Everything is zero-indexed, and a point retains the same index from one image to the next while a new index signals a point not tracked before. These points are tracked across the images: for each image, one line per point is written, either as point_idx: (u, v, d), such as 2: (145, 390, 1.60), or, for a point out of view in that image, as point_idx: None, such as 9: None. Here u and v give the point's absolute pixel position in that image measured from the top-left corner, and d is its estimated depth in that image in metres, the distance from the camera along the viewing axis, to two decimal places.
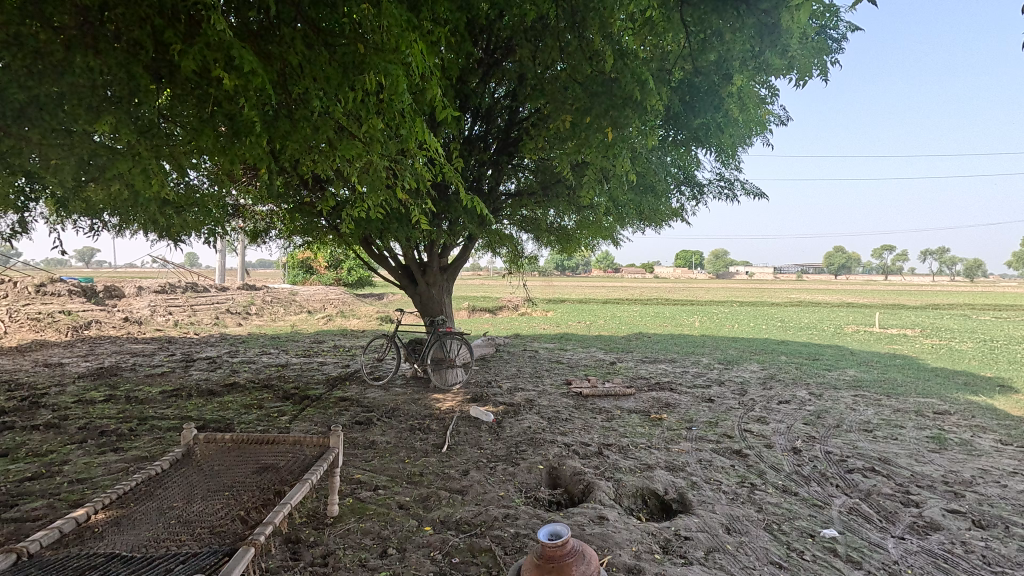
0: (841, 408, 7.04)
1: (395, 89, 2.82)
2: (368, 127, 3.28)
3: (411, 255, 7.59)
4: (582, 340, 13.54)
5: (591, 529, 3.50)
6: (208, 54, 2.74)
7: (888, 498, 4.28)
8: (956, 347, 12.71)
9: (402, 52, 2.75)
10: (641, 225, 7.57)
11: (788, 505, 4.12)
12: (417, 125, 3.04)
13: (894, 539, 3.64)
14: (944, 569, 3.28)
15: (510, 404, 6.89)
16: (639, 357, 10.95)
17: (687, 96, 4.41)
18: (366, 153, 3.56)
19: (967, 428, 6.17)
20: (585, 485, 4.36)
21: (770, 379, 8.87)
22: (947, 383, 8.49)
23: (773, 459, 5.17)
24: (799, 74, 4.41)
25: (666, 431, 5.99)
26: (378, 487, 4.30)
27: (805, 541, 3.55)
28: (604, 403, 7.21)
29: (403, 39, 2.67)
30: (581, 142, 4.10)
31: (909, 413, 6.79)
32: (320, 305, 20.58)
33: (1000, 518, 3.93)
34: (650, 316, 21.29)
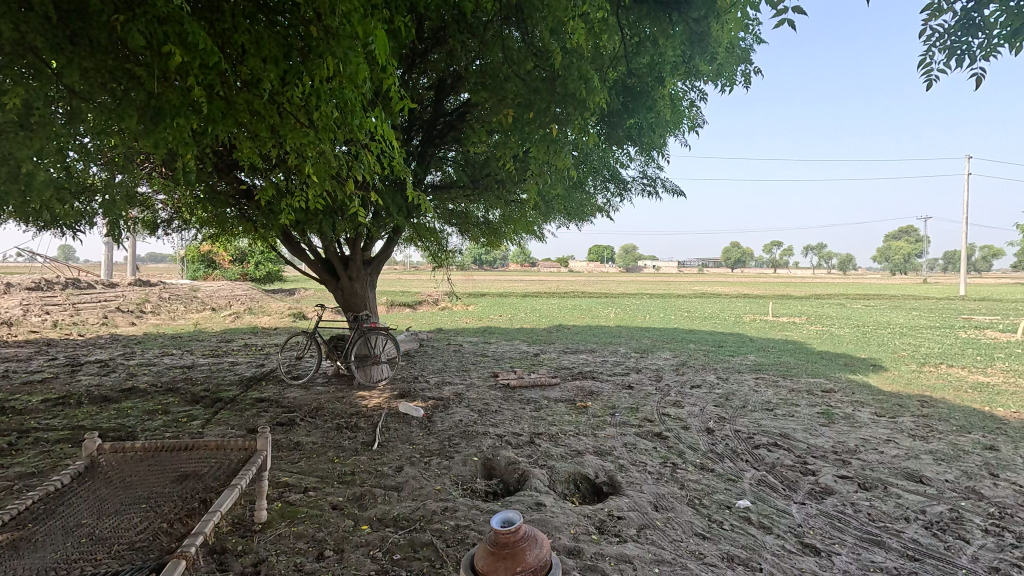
0: (744, 391, 7.67)
1: (355, 77, 2.75)
2: (317, 116, 3.16)
3: (332, 249, 7.28)
4: (504, 333, 13.70)
5: (529, 516, 3.60)
6: (148, 27, 2.52)
7: (790, 468, 4.75)
8: (836, 332, 14.29)
9: (362, 39, 2.67)
10: (565, 220, 7.77)
11: (706, 481, 4.46)
12: (373, 113, 2.97)
13: (797, 505, 4.04)
14: (840, 528, 3.70)
15: (439, 399, 6.85)
16: (561, 348, 11.26)
17: (622, 98, 4.55)
18: (312, 142, 3.41)
19: (849, 403, 6.97)
20: (520, 475, 4.46)
21: (683, 366, 9.46)
22: (830, 365, 9.51)
23: (690, 439, 5.55)
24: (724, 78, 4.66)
25: (592, 419, 6.22)
26: (308, 489, 4.14)
27: (723, 512, 3.87)
28: (532, 394, 7.35)
29: (364, 26, 2.61)
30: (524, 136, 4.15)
31: (802, 392, 7.56)
32: (225, 302, 19.22)
33: (879, 480, 4.50)
34: (568, 308, 21.88)
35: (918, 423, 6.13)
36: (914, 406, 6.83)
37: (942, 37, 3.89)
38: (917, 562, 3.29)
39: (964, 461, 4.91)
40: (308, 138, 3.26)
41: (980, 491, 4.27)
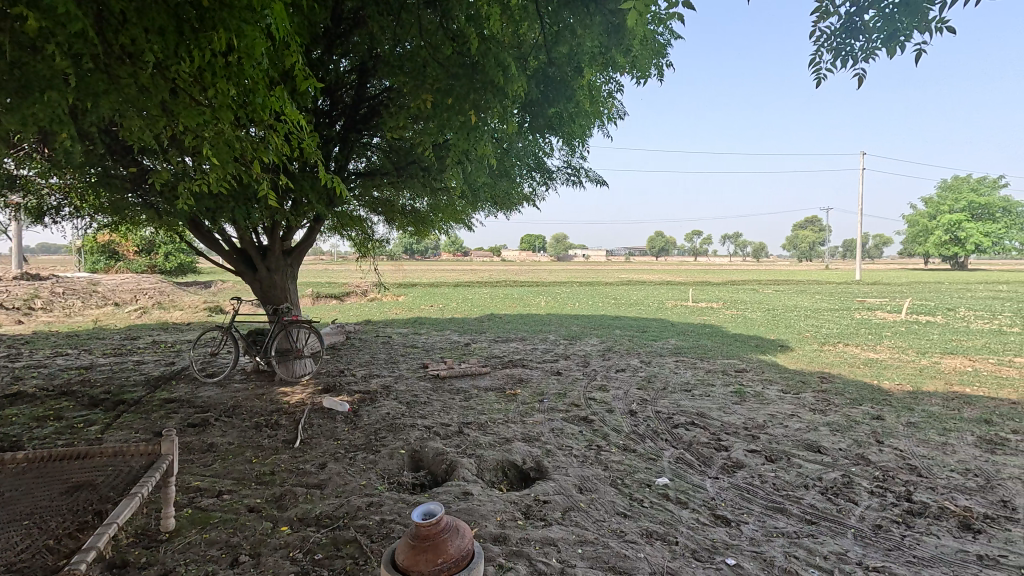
0: (665, 373, 8.04)
1: (252, 53, 2.58)
2: (214, 93, 2.95)
3: (249, 238, 6.88)
4: (435, 323, 13.55)
5: (456, 506, 3.59)
6: None
7: (705, 445, 5.03)
8: (749, 315, 15.27)
9: (258, 13, 2.50)
10: (493, 209, 7.75)
11: (629, 461, 4.64)
12: (276, 93, 2.80)
13: (710, 479, 4.29)
14: (748, 499, 3.96)
15: (366, 392, 6.68)
16: (492, 337, 11.31)
17: (542, 89, 4.55)
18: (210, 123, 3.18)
19: (759, 381, 7.49)
20: (448, 465, 4.44)
21: (609, 351, 9.77)
22: (743, 346, 10.16)
23: (614, 422, 5.75)
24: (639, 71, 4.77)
25: (521, 406, 6.30)
26: (222, 492, 3.92)
27: (643, 490, 4.04)
28: (462, 384, 7.33)
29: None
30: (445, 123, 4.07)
31: (718, 372, 8.02)
32: (131, 296, 17.77)
33: (784, 451, 4.85)
34: (500, 297, 22.01)
35: (818, 397, 6.67)
36: (815, 382, 7.42)
37: (831, 39, 4.17)
38: (814, 525, 3.58)
39: (855, 431, 5.40)
40: (203, 117, 3.04)
41: (867, 457, 4.71)
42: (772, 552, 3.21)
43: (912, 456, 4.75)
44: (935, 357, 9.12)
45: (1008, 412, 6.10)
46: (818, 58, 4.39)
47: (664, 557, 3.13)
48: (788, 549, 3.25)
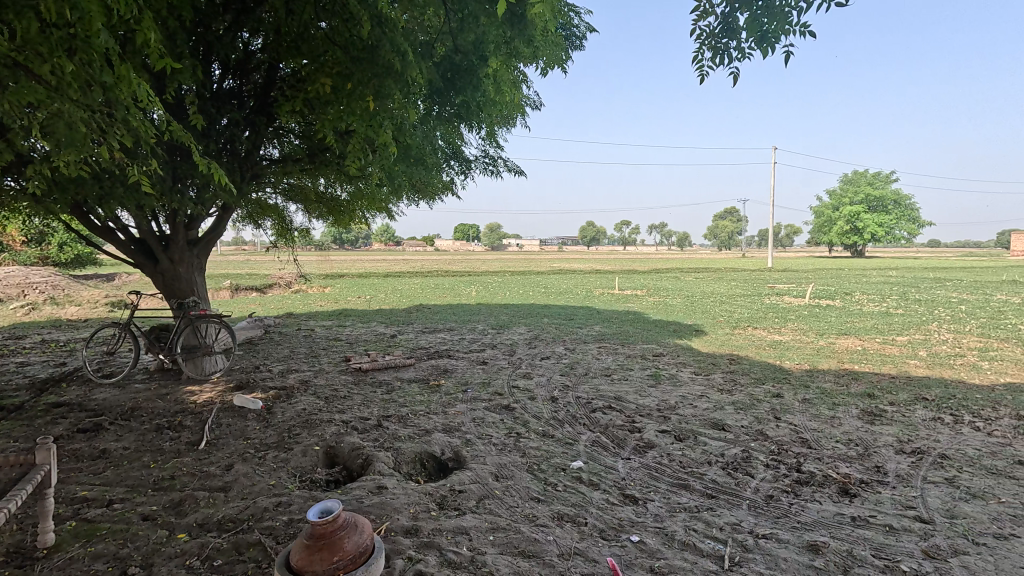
0: (588, 359, 8.26)
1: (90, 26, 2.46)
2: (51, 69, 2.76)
3: (149, 227, 6.38)
4: (360, 315, 13.22)
5: (369, 500, 3.53)
6: None
7: (619, 428, 5.23)
8: (670, 302, 16.00)
9: None
10: (414, 198, 7.62)
11: (546, 447, 4.74)
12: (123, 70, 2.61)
13: (622, 460, 4.47)
14: (655, 477, 4.16)
15: (282, 388, 6.42)
16: (419, 328, 11.18)
17: (450, 78, 4.60)
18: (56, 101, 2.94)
19: (674, 364, 7.87)
20: (363, 460, 4.35)
21: (535, 339, 9.92)
22: (662, 331, 10.63)
23: (535, 409, 5.85)
24: (545, 62, 4.83)
25: (444, 397, 6.28)
26: (113, 501, 3.65)
27: (558, 474, 4.15)
28: (385, 377, 7.19)
29: None
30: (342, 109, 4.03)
31: (637, 357, 8.35)
32: (18, 292, 16.10)
33: (691, 431, 5.12)
34: (431, 288, 21.78)
35: (726, 378, 7.10)
36: (724, 364, 7.88)
37: (710, 38, 4.40)
38: (713, 499, 3.81)
39: (756, 408, 5.79)
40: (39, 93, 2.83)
41: (765, 432, 5.06)
42: (674, 527, 3.39)
43: (804, 430, 5.16)
44: (830, 338, 9.94)
45: (887, 386, 6.74)
46: (699, 54, 4.59)
47: (573, 538, 3.22)
48: (688, 523, 3.45)
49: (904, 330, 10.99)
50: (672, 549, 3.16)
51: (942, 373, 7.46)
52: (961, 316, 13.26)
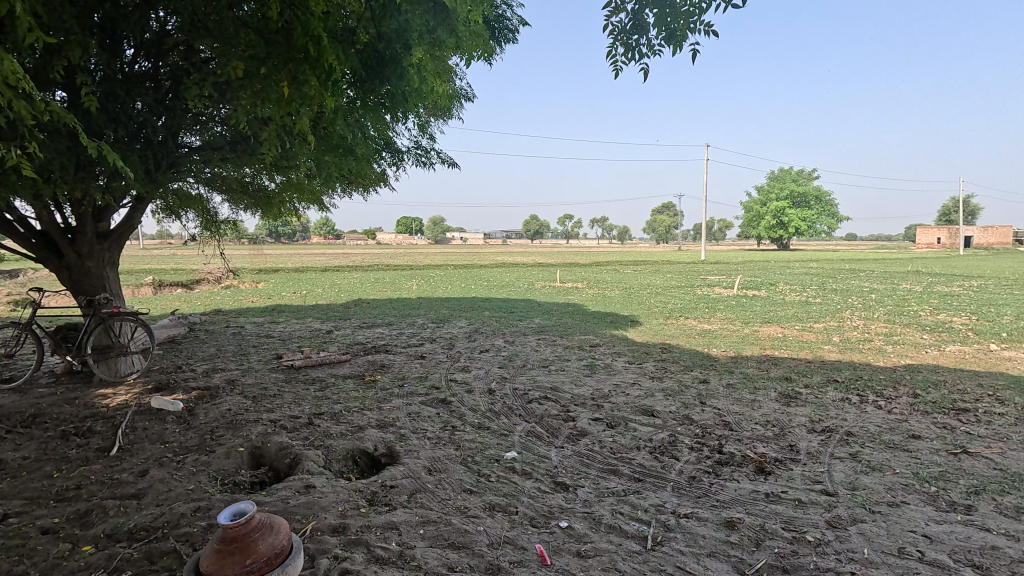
0: (526, 351, 8.34)
1: None
2: None
3: (52, 219, 5.89)
4: (295, 311, 12.75)
5: (295, 500, 3.42)
6: None
7: (554, 417, 5.31)
8: (608, 294, 16.41)
9: None
10: (347, 190, 7.42)
11: (481, 438, 4.76)
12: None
13: (555, 449, 4.55)
14: (586, 464, 4.26)
15: (206, 388, 6.10)
16: (357, 323, 10.92)
17: (373, 66, 4.43)
18: None
19: (609, 354, 8.08)
20: (291, 459, 4.22)
21: (475, 333, 9.91)
22: (600, 323, 10.89)
23: (472, 401, 5.85)
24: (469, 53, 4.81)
25: (379, 392, 6.17)
26: (8, 516, 3.36)
27: (491, 466, 4.17)
28: (318, 374, 6.99)
29: None
30: (253, 92, 3.95)
31: (574, 348, 8.52)
32: None
33: (622, 418, 5.28)
34: (371, 282, 21.30)
35: (657, 366, 7.37)
36: (656, 353, 8.17)
37: (622, 34, 4.66)
38: (640, 482, 3.95)
39: (684, 394, 6.05)
40: None
41: (691, 417, 5.29)
42: (601, 511, 3.49)
43: (726, 413, 5.43)
44: (755, 326, 10.50)
45: (803, 369, 7.21)
46: (614, 50, 4.85)
47: (503, 527, 3.26)
48: (614, 507, 3.56)
49: (820, 318, 11.77)
50: (599, 532, 3.25)
51: (852, 357, 8.05)
52: (870, 304, 14.35)
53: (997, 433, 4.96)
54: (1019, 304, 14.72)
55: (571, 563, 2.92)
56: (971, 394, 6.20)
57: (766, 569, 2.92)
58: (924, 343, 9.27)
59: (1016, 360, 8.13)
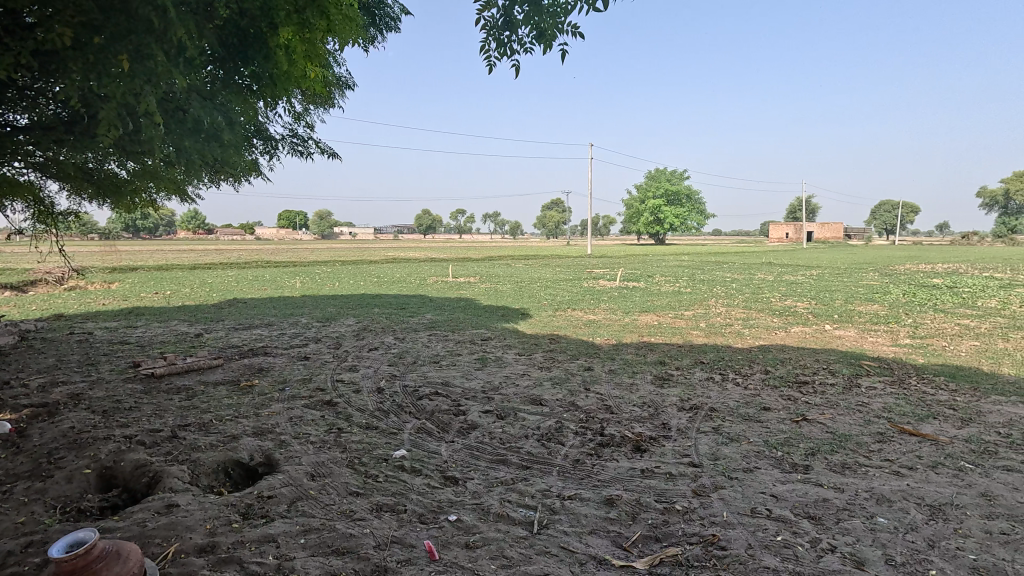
0: (417, 347, 8.22)
1: None
2: None
3: None
4: (156, 313, 11.46)
5: (154, 522, 3.09)
6: None
7: (445, 412, 5.29)
8: (500, 288, 16.67)
9: None
10: (214, 180, 6.82)
11: (368, 439, 4.61)
12: None
13: (446, 444, 4.54)
14: (476, 456, 4.29)
15: (41, 405, 5.29)
16: (231, 325, 10.08)
17: (235, 44, 4.25)
18: None
19: (500, 347, 8.22)
20: (151, 477, 3.80)
21: (364, 331, 9.57)
22: (491, 316, 11.02)
23: (359, 402, 5.65)
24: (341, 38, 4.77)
25: (257, 397, 5.75)
26: None
27: (379, 466, 4.06)
28: (184, 381, 6.35)
29: None
30: (84, 66, 3.57)
31: (466, 342, 8.55)
32: None
33: (511, 408, 5.39)
34: (248, 280, 19.77)
35: (546, 356, 7.62)
36: (545, 344, 8.44)
37: (494, 30, 4.90)
38: (527, 469, 4.06)
39: (570, 382, 6.31)
40: None
41: (576, 403, 5.54)
42: (490, 501, 3.55)
43: (608, 398, 5.76)
44: (635, 316, 11.22)
45: (675, 353, 7.85)
46: (486, 45, 5.09)
47: (390, 527, 3.19)
48: (503, 495, 3.63)
49: (690, 306, 12.87)
50: (487, 522, 3.30)
51: (716, 340, 8.90)
52: (731, 292, 15.97)
53: (829, 401, 5.75)
54: (845, 289, 17.20)
55: (459, 556, 2.93)
56: (810, 369, 7.14)
57: (641, 540, 3.14)
58: (774, 326, 10.50)
59: (843, 337, 9.49)
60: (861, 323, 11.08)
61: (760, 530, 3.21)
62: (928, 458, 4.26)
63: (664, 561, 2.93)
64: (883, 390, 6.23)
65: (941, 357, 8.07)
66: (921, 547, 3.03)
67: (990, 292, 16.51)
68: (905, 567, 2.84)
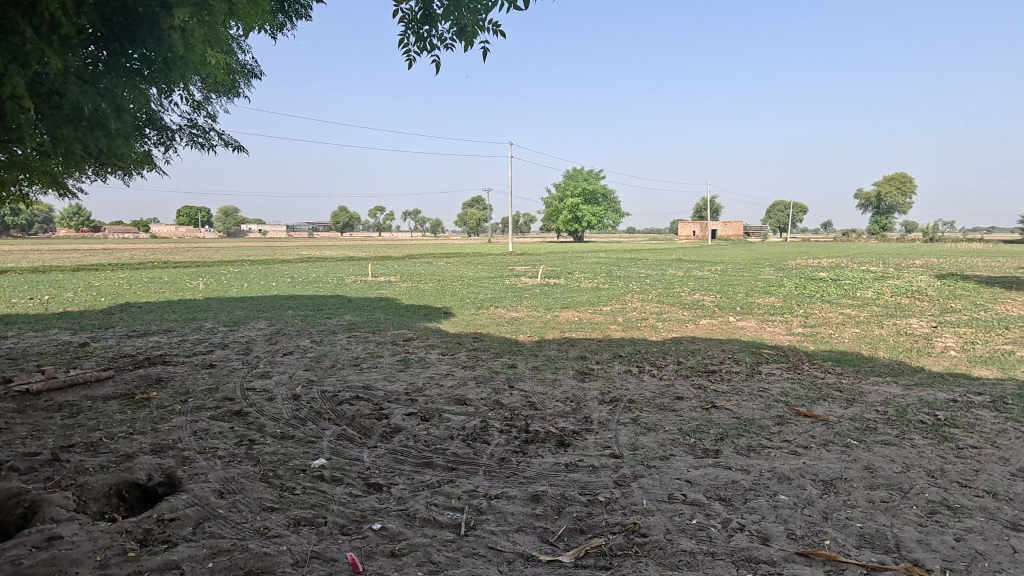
0: (336, 350, 7.90)
1: None
2: None
3: None
4: (30, 321, 10.18)
5: (32, 559, 2.73)
6: None
7: (366, 417, 5.12)
8: (422, 287, 16.42)
9: None
10: (100, 174, 6.18)
11: (283, 449, 4.36)
12: None
13: (368, 450, 4.39)
14: (401, 461, 4.19)
15: None
16: (124, 332, 9.17)
17: (119, 23, 3.88)
18: None
19: (423, 347, 8.08)
20: (27, 508, 3.36)
21: (277, 334, 9.06)
22: (413, 316, 10.82)
23: (273, 410, 5.33)
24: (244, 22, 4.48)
25: (155, 411, 5.27)
26: None
27: (296, 477, 3.85)
28: (67, 397, 5.69)
29: None
30: None
31: (387, 344, 8.33)
32: None
33: (436, 409, 5.31)
34: (143, 282, 18.10)
35: (469, 355, 7.59)
36: (468, 343, 8.41)
37: (412, 24, 4.80)
38: (453, 471, 4.02)
39: (494, 380, 6.32)
40: None
41: (500, 401, 5.56)
42: (415, 506, 3.47)
43: (532, 394, 5.83)
44: (556, 312, 11.46)
45: (595, 348, 8.09)
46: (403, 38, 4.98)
47: (309, 542, 3.03)
48: (428, 499, 3.56)
49: (608, 301, 13.33)
50: (413, 528, 3.22)
51: (633, 334, 9.28)
52: (646, 287, 16.73)
53: (735, 388, 6.17)
54: (746, 283, 18.54)
55: (384, 566, 2.83)
56: (717, 358, 7.62)
57: (567, 534, 3.20)
58: (685, 319, 11.12)
59: (745, 328, 10.23)
60: (760, 314, 11.98)
61: (677, 515, 3.38)
62: (821, 437, 4.67)
63: (589, 553, 3.00)
64: (781, 376, 6.77)
65: (828, 343, 8.90)
66: (817, 519, 3.32)
67: (866, 283, 18.49)
68: (803, 540, 3.10)
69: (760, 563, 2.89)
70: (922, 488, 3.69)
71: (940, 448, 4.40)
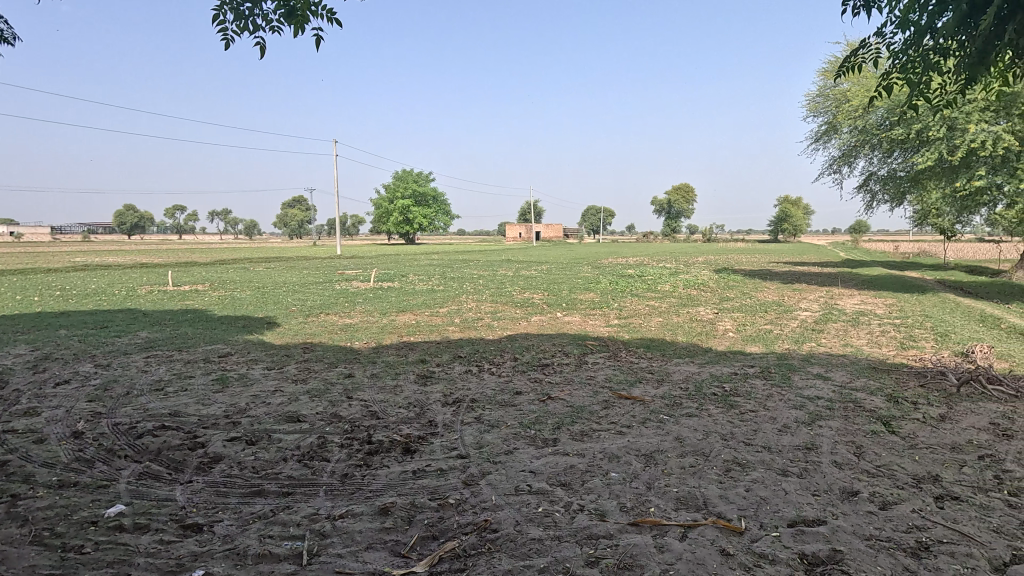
0: (130, 375, 6.68)
1: None
2: None
3: None
4: None
5: None
6: None
7: (176, 449, 4.42)
8: (238, 295, 14.74)
9: None
10: None
11: (63, 501, 3.55)
12: None
13: (180, 486, 3.79)
14: (224, 493, 3.69)
15: None
16: None
17: None
18: None
19: (243, 363, 7.25)
20: None
21: (44, 361, 7.35)
22: (230, 329, 9.65)
23: (45, 454, 4.32)
24: None
25: None
26: None
27: (85, 532, 3.17)
28: None
29: None
30: None
31: (198, 362, 7.29)
32: None
33: (264, 431, 4.80)
34: None
35: (300, 367, 7.01)
36: (297, 354, 7.76)
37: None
38: (289, 496, 3.67)
39: (330, 392, 5.93)
40: None
41: (338, 414, 5.23)
42: (246, 542, 3.09)
43: (372, 403, 5.59)
44: (392, 316, 11.16)
45: (435, 351, 8.05)
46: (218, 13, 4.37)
47: None
48: (262, 532, 3.20)
49: (444, 303, 13.42)
50: (245, 568, 2.86)
51: (471, 334, 9.45)
52: (479, 288, 17.18)
53: (566, 379, 6.64)
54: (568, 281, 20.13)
55: None
56: (549, 352, 8.12)
57: (419, 542, 3.13)
58: (518, 316, 11.65)
59: (572, 323, 11.07)
60: (583, 309, 13.08)
61: (525, 505, 3.51)
62: (640, 416, 5.25)
63: (444, 558, 2.97)
64: (604, 364, 7.48)
65: (640, 332, 10.06)
66: (643, 490, 3.73)
67: (664, 279, 21.34)
68: (633, 510, 3.45)
69: (600, 538, 3.14)
70: (719, 450, 4.37)
71: (728, 414, 5.26)
